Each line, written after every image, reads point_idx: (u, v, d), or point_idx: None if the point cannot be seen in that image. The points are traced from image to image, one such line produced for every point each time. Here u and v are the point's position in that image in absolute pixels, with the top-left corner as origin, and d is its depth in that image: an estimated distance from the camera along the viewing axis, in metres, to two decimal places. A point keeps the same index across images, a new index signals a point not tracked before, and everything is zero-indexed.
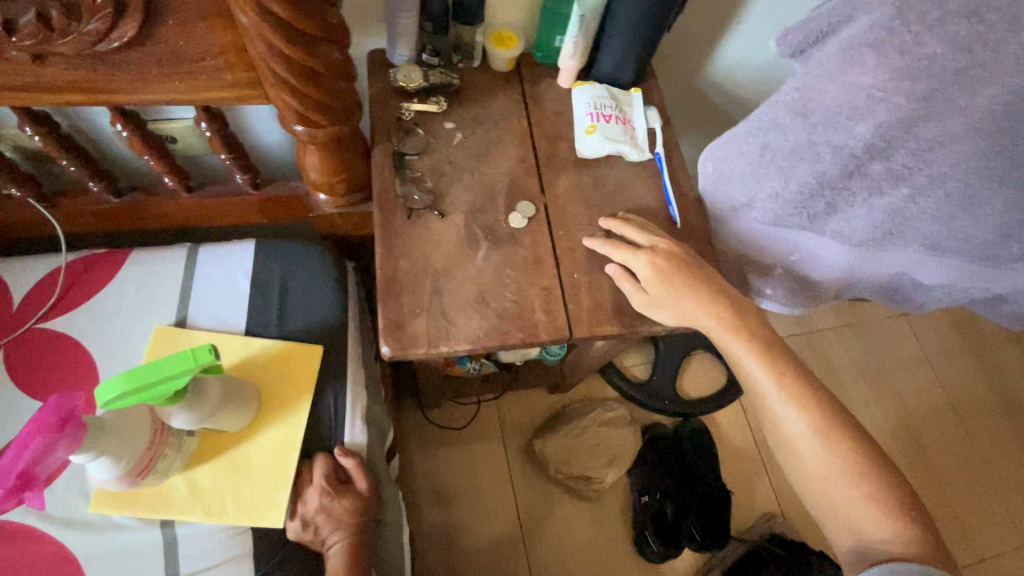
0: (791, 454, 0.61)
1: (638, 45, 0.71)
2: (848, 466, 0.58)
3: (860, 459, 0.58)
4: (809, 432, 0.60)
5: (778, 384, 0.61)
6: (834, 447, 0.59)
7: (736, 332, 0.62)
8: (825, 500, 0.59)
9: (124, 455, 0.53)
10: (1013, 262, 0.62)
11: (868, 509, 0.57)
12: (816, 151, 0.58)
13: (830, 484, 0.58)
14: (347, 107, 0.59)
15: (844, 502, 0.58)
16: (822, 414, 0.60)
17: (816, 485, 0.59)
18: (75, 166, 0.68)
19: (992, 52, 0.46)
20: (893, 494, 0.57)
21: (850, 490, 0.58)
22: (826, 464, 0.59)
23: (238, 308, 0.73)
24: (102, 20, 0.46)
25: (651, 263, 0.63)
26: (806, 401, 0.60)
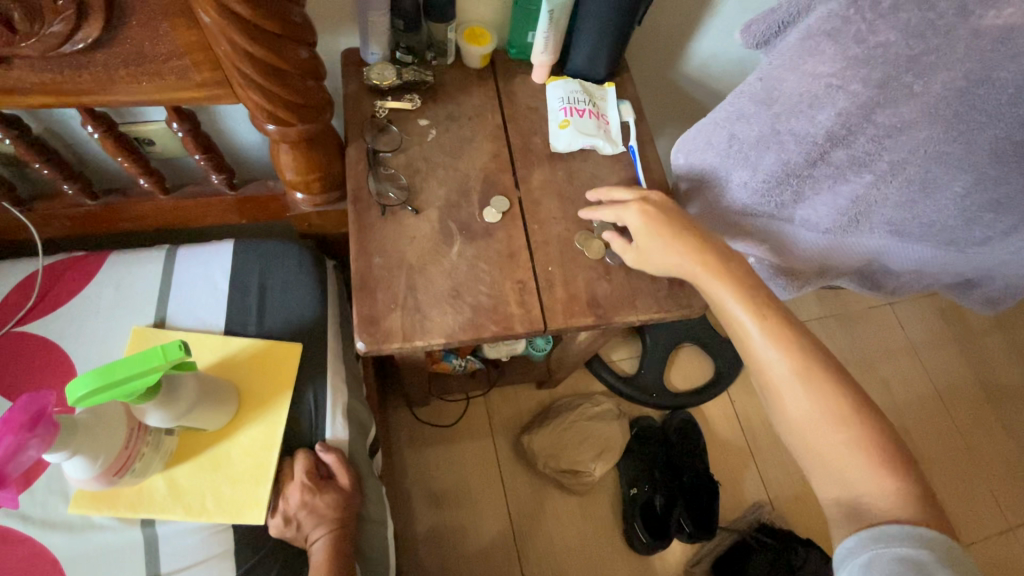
0: (774, 400, 0.57)
1: (609, 40, 0.72)
2: (832, 410, 0.54)
3: (845, 403, 0.54)
4: (790, 375, 0.55)
5: (759, 324, 0.57)
6: (817, 391, 0.54)
7: (716, 278, 0.60)
8: (808, 447, 0.55)
9: (100, 453, 0.54)
10: (976, 245, 0.63)
11: (854, 457, 0.52)
12: (781, 140, 0.59)
13: (812, 432, 0.54)
14: (316, 104, 0.59)
15: (826, 450, 0.53)
16: (806, 354, 0.56)
17: (798, 433, 0.55)
18: (50, 169, 0.68)
19: (943, 38, 0.47)
20: (881, 441, 0.53)
21: (835, 436, 0.53)
22: (809, 409, 0.54)
23: (217, 308, 0.73)
24: (65, 22, 0.46)
25: (641, 212, 0.64)
26: (789, 342, 0.56)
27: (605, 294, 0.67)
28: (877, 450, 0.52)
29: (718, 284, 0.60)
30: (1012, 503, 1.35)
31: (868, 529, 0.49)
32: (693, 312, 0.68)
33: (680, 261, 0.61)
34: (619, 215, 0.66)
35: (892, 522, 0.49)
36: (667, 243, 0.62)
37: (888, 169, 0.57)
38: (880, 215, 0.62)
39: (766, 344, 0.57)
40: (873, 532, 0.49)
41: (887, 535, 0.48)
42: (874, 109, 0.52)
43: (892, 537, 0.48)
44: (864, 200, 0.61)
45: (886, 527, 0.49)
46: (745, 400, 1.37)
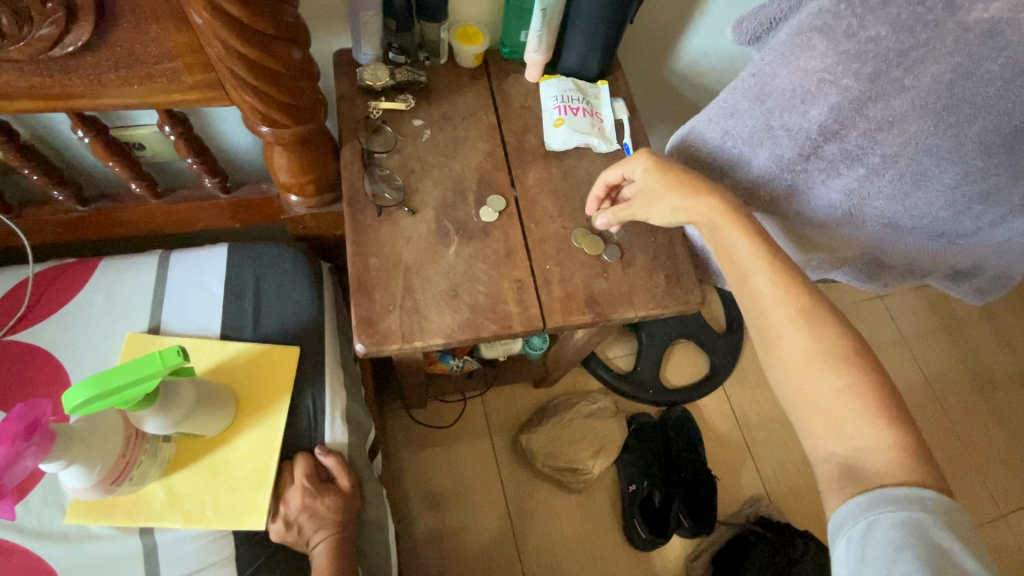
0: (770, 344, 0.55)
1: (601, 38, 0.72)
2: (830, 350, 0.52)
3: (844, 344, 0.52)
4: (790, 313, 0.53)
5: (766, 261, 0.55)
6: (818, 331, 0.52)
7: (724, 215, 0.58)
8: (802, 394, 0.52)
9: (97, 461, 0.53)
10: (967, 236, 0.64)
11: (852, 405, 0.50)
12: (774, 136, 0.59)
13: (807, 375, 0.52)
14: (309, 105, 0.59)
15: (820, 397, 0.51)
16: (807, 293, 0.54)
17: (793, 378, 0.53)
18: (39, 175, 0.67)
19: (932, 32, 0.48)
20: (879, 389, 0.50)
21: (831, 379, 0.51)
22: (807, 352, 0.52)
23: (212, 313, 0.72)
24: (54, 24, 0.46)
25: (649, 159, 0.62)
26: (792, 279, 0.54)
27: (602, 291, 0.67)
28: (876, 397, 0.50)
29: (729, 222, 0.58)
30: (1004, 491, 1.37)
31: (864, 495, 0.47)
32: (690, 307, 0.68)
33: (690, 202, 0.60)
34: (624, 169, 0.64)
35: (889, 486, 0.47)
36: (674, 187, 0.61)
37: (880, 163, 0.57)
38: (872, 208, 0.63)
39: (771, 280, 0.55)
40: (867, 497, 0.47)
41: (883, 499, 0.46)
42: (865, 103, 0.53)
43: (889, 502, 0.46)
44: (857, 193, 0.61)
45: (883, 491, 0.46)
46: (741, 394, 1.38)
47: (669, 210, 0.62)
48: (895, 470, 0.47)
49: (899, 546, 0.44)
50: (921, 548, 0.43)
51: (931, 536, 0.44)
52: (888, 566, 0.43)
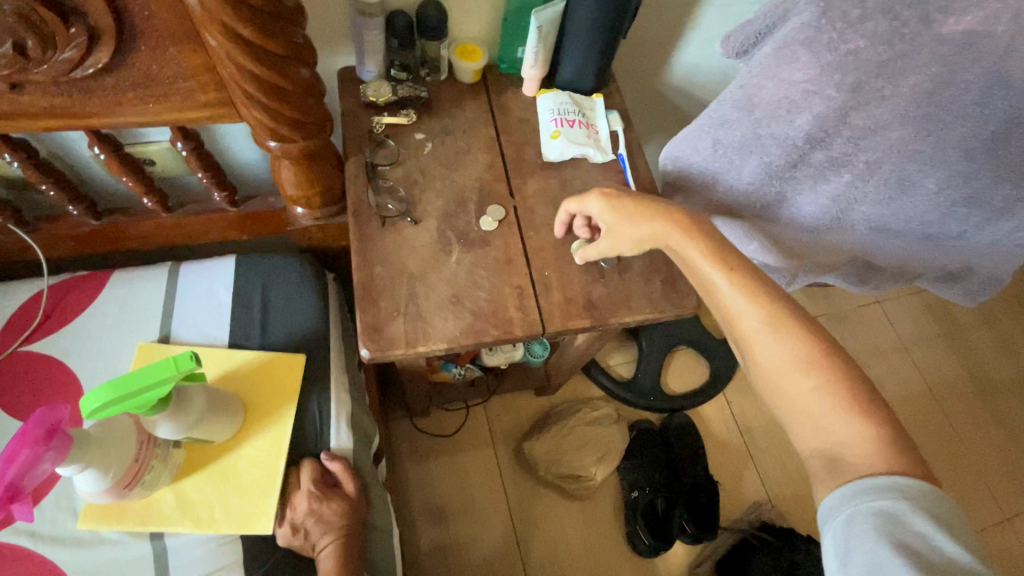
0: (746, 352, 0.56)
1: (596, 54, 0.75)
2: (801, 354, 0.53)
3: (813, 348, 0.53)
4: (760, 322, 0.55)
5: (727, 276, 0.57)
6: (787, 338, 0.54)
7: (686, 234, 0.60)
8: (781, 395, 0.54)
9: (111, 466, 0.55)
10: (953, 238, 0.66)
11: (828, 404, 0.51)
12: (762, 144, 0.61)
13: (784, 376, 0.53)
14: (316, 121, 0.62)
15: (798, 396, 0.52)
16: (772, 302, 0.55)
17: (771, 383, 0.54)
18: (56, 190, 0.69)
19: (909, 44, 0.50)
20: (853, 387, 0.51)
21: (806, 381, 0.52)
22: (778, 357, 0.54)
23: (221, 322, 0.74)
24: (77, 48, 0.48)
25: (601, 196, 0.64)
26: (755, 292, 0.56)
27: (601, 297, 0.69)
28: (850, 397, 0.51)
29: (687, 241, 0.60)
30: (1008, 496, 1.37)
31: (847, 485, 0.49)
32: (686, 312, 0.70)
33: (650, 228, 0.62)
34: (584, 208, 0.66)
35: (869, 475, 0.48)
36: (634, 219, 0.63)
37: (865, 169, 0.59)
38: (860, 212, 0.65)
39: (734, 292, 0.56)
40: (847, 489, 0.48)
41: (862, 490, 0.48)
42: (849, 112, 0.55)
43: (869, 491, 0.47)
44: (844, 198, 0.63)
45: (861, 482, 0.48)
46: (742, 400, 1.39)
47: (635, 240, 0.64)
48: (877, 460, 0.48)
49: (878, 533, 0.45)
50: (900, 535, 0.45)
51: (908, 522, 0.45)
52: (870, 552, 0.45)
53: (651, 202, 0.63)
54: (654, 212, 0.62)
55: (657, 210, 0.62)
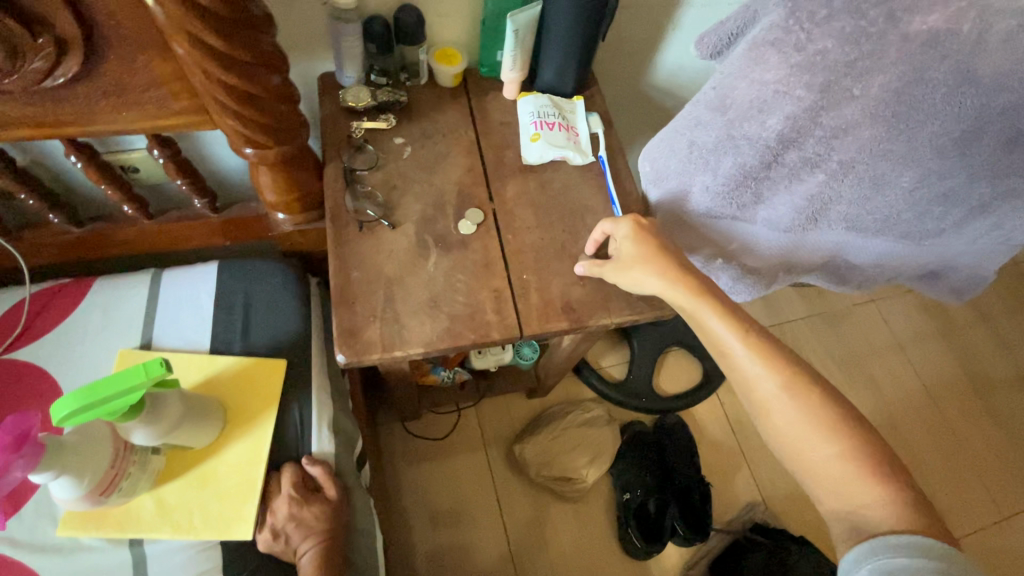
0: (762, 415, 0.57)
1: (574, 56, 0.75)
2: (821, 421, 0.54)
3: (830, 413, 0.54)
4: (776, 388, 0.56)
5: (742, 340, 0.58)
6: (806, 404, 0.54)
7: (697, 296, 0.60)
8: (803, 462, 0.55)
9: (86, 473, 0.55)
10: (931, 237, 0.66)
11: (847, 470, 0.52)
12: (736, 145, 0.61)
13: (803, 440, 0.54)
14: (290, 127, 0.62)
15: (814, 459, 0.54)
16: (789, 367, 0.56)
17: (789, 446, 0.55)
18: (35, 199, 0.70)
19: (876, 43, 0.50)
20: (868, 448, 0.53)
21: (826, 448, 0.53)
22: (798, 422, 0.54)
23: (202, 328, 0.75)
24: (46, 58, 0.48)
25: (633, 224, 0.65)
26: (772, 360, 0.56)
27: (579, 299, 0.69)
28: (868, 457, 0.52)
29: (701, 303, 0.60)
30: (1005, 495, 1.37)
31: (868, 541, 0.49)
32: (665, 314, 0.70)
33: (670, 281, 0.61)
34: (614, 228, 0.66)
35: (891, 533, 0.49)
36: (651, 263, 0.62)
37: (838, 168, 0.59)
38: (836, 212, 0.64)
39: (749, 357, 0.57)
40: (868, 545, 0.49)
41: (883, 546, 0.48)
42: (820, 112, 0.55)
43: (892, 549, 0.48)
44: (819, 198, 0.63)
45: (882, 539, 0.48)
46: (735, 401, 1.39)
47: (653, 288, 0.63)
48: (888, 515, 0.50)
49: None
50: None
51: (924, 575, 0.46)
52: None
53: (672, 254, 0.63)
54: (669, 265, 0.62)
55: (675, 269, 0.62)
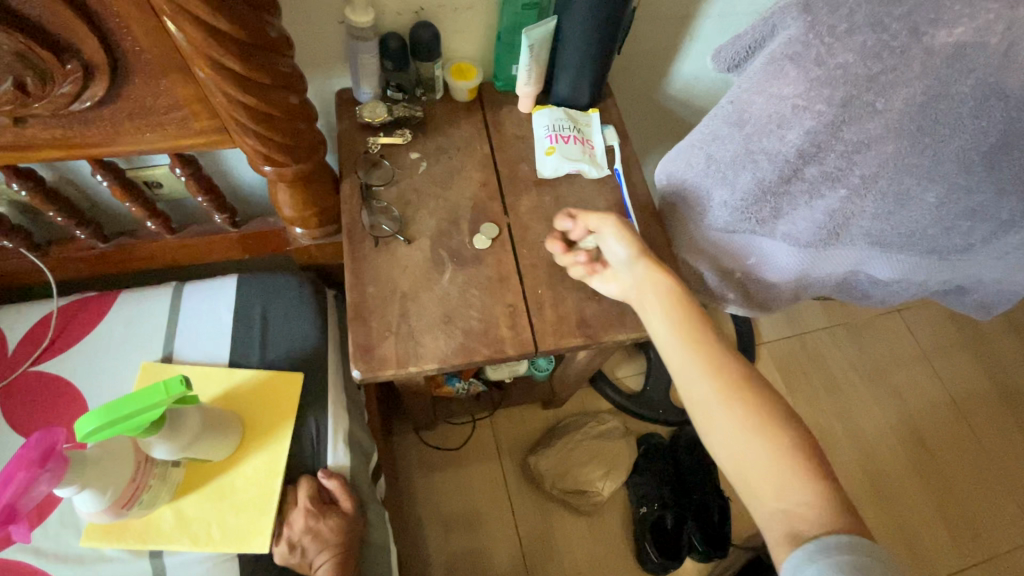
0: (702, 420, 0.56)
1: (590, 69, 0.75)
2: (757, 422, 0.53)
3: (765, 415, 0.54)
4: (716, 390, 0.55)
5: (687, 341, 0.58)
6: (743, 406, 0.54)
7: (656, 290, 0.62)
8: (739, 465, 0.53)
9: (108, 487, 0.56)
10: (959, 253, 0.64)
11: (778, 468, 0.51)
12: (754, 159, 0.60)
13: (739, 442, 0.53)
14: (308, 145, 0.63)
15: (751, 461, 0.53)
16: (729, 369, 0.56)
17: (726, 448, 0.54)
18: (62, 217, 0.72)
19: (898, 58, 0.49)
20: (804, 448, 0.52)
21: (765, 447, 0.52)
22: (736, 424, 0.54)
23: (222, 341, 0.76)
24: (74, 83, 0.50)
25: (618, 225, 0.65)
26: (715, 361, 0.57)
27: (594, 314, 0.69)
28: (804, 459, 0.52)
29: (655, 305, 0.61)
30: None
31: (810, 542, 0.48)
32: None
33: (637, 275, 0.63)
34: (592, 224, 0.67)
35: (828, 532, 0.48)
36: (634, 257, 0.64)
37: (860, 183, 0.58)
38: (859, 227, 0.63)
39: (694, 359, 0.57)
40: (814, 545, 0.48)
41: (830, 545, 0.47)
42: (840, 126, 0.54)
43: (835, 549, 0.47)
44: (840, 214, 0.61)
45: (824, 539, 0.48)
46: None
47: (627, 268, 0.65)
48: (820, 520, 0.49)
49: None
50: None
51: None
52: None
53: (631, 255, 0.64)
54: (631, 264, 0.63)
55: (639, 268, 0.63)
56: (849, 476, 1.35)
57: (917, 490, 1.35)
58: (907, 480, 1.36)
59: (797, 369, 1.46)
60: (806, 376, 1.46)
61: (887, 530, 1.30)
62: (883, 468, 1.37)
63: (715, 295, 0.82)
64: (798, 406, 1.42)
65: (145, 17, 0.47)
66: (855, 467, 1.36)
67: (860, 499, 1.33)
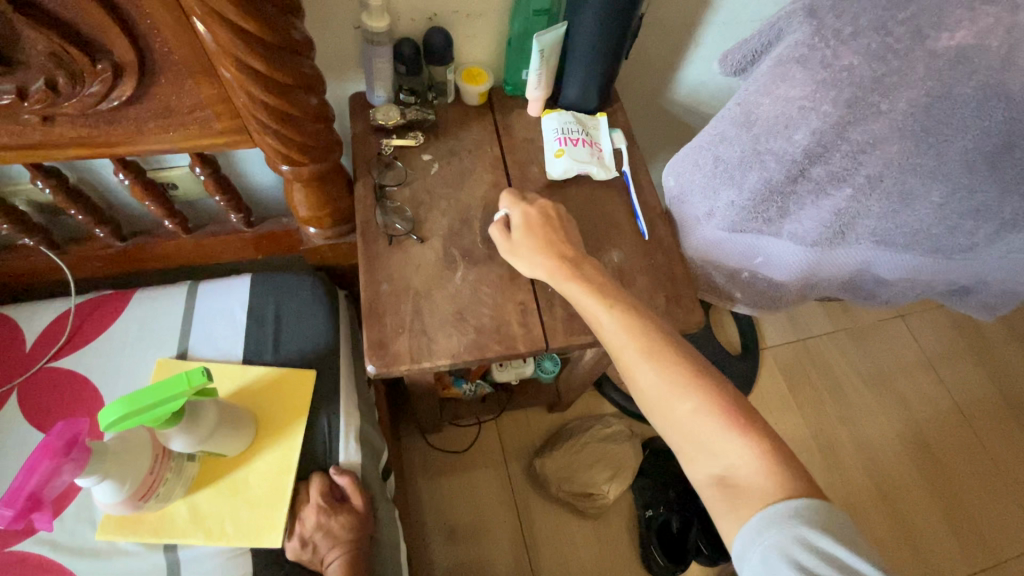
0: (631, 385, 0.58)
1: (598, 73, 0.77)
2: (680, 380, 0.55)
3: (689, 372, 0.55)
4: (638, 353, 0.57)
5: (607, 312, 0.59)
6: (665, 367, 0.55)
7: (565, 277, 0.63)
8: (670, 423, 0.55)
9: (127, 478, 0.57)
10: (962, 252, 0.65)
11: (707, 422, 0.53)
12: (761, 160, 0.61)
13: (664, 400, 0.55)
14: (326, 145, 0.64)
15: (681, 419, 0.54)
16: (649, 332, 0.58)
17: (657, 408, 0.55)
18: (83, 215, 0.73)
19: (902, 60, 0.50)
20: (725, 400, 0.54)
21: (685, 403, 0.54)
22: (660, 382, 0.55)
23: (236, 339, 0.77)
24: (103, 83, 0.52)
25: (517, 213, 0.68)
26: (637, 325, 0.58)
27: None
28: (723, 410, 0.53)
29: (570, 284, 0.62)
30: None
31: (753, 521, 0.49)
32: (689, 328, 0.71)
33: (546, 257, 0.64)
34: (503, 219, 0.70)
35: (770, 503, 0.49)
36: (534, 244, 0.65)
37: (866, 183, 0.59)
38: (865, 226, 0.64)
39: (615, 327, 0.59)
40: (756, 522, 0.48)
41: (768, 520, 0.48)
42: (847, 126, 0.55)
43: (774, 525, 0.48)
44: (847, 213, 0.62)
45: (765, 514, 0.48)
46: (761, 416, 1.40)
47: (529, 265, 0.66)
48: (767, 482, 0.50)
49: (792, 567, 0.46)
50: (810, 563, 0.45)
51: (822, 549, 0.46)
52: None
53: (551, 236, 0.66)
54: (547, 246, 0.65)
55: (553, 252, 0.65)
56: (855, 482, 1.35)
57: (923, 495, 1.35)
58: (913, 486, 1.36)
59: (802, 374, 1.47)
60: (811, 381, 1.46)
61: (893, 536, 1.30)
62: (889, 474, 1.37)
63: (721, 295, 0.84)
64: (803, 411, 1.42)
65: (174, 18, 0.49)
66: (861, 472, 1.36)
67: (866, 504, 1.33)
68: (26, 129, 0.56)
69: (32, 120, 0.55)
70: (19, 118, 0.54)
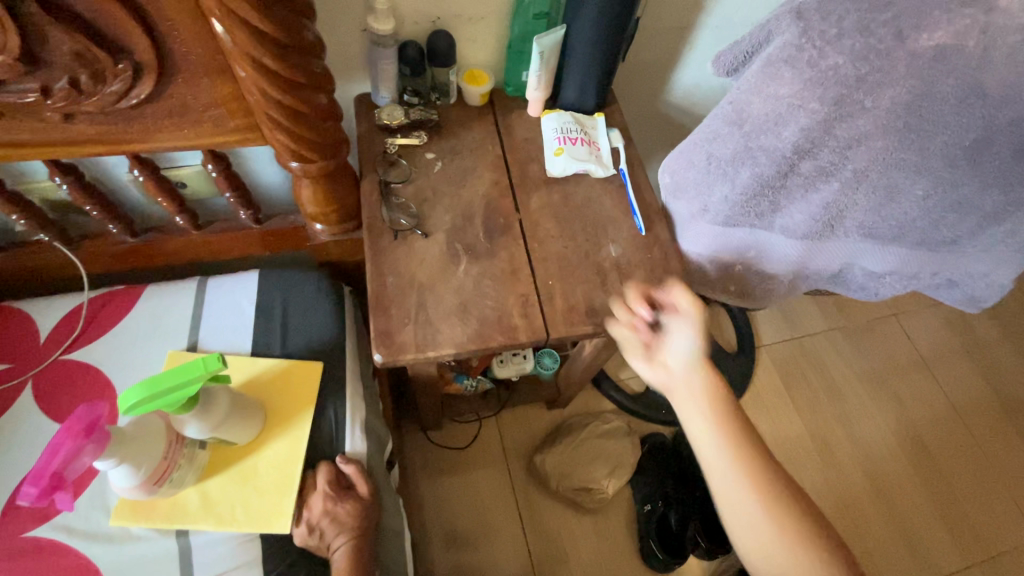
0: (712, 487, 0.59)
1: (596, 75, 0.80)
2: (768, 500, 0.55)
3: (777, 494, 0.56)
4: (731, 459, 0.57)
5: (709, 410, 0.60)
6: (756, 481, 0.56)
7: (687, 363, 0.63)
8: (746, 539, 0.56)
9: (143, 462, 0.59)
10: (947, 244, 0.68)
11: (784, 551, 0.54)
12: (753, 155, 0.64)
13: (740, 507, 0.56)
14: (334, 143, 0.67)
15: (758, 539, 0.55)
16: (750, 446, 0.58)
17: (735, 516, 0.56)
18: (98, 211, 0.76)
19: (884, 59, 0.53)
20: (803, 531, 0.54)
21: (764, 528, 0.55)
22: (738, 487, 0.56)
23: (244, 332, 0.79)
24: (123, 81, 0.54)
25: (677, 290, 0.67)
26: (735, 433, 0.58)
27: (602, 304, 0.72)
28: (802, 543, 0.54)
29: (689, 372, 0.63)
30: None
31: None
32: None
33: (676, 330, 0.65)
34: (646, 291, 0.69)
35: None
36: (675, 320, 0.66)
37: (852, 177, 0.61)
38: (852, 219, 0.66)
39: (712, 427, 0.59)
40: None
41: None
42: (833, 123, 0.58)
43: None
44: (835, 206, 0.65)
45: None
46: (757, 413, 1.42)
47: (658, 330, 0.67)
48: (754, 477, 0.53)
49: None
50: None
51: None
52: None
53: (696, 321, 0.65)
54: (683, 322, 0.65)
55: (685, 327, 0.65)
56: (852, 478, 1.37)
57: (918, 491, 1.37)
58: (908, 482, 1.38)
59: (798, 372, 1.49)
60: (807, 378, 1.48)
61: (888, 530, 1.32)
62: (884, 470, 1.39)
63: (716, 288, 0.86)
64: (799, 407, 1.45)
65: (194, 20, 0.51)
66: (856, 468, 1.39)
67: (861, 499, 1.35)
68: (47, 127, 0.59)
69: (53, 118, 0.57)
70: (41, 116, 0.57)
